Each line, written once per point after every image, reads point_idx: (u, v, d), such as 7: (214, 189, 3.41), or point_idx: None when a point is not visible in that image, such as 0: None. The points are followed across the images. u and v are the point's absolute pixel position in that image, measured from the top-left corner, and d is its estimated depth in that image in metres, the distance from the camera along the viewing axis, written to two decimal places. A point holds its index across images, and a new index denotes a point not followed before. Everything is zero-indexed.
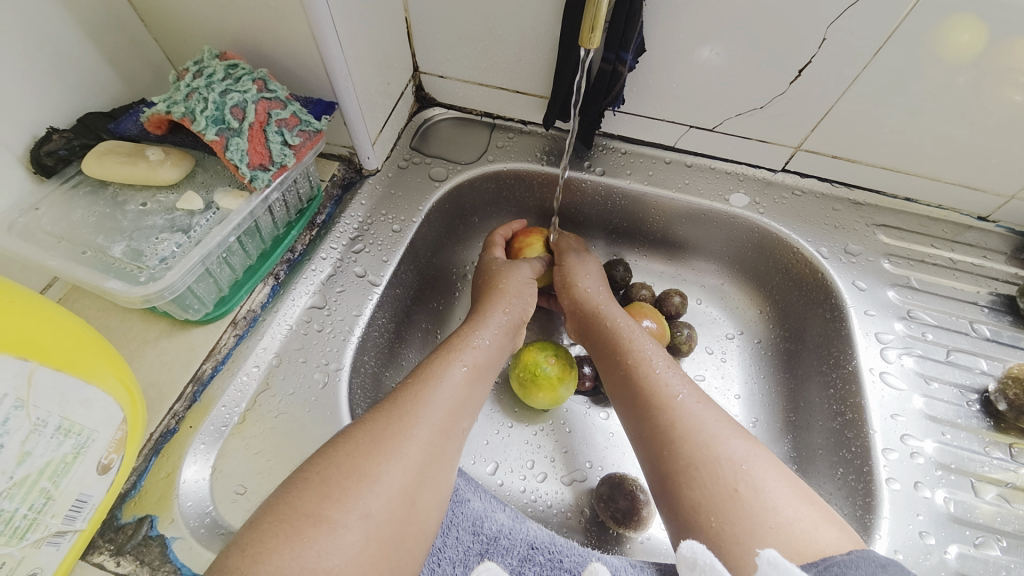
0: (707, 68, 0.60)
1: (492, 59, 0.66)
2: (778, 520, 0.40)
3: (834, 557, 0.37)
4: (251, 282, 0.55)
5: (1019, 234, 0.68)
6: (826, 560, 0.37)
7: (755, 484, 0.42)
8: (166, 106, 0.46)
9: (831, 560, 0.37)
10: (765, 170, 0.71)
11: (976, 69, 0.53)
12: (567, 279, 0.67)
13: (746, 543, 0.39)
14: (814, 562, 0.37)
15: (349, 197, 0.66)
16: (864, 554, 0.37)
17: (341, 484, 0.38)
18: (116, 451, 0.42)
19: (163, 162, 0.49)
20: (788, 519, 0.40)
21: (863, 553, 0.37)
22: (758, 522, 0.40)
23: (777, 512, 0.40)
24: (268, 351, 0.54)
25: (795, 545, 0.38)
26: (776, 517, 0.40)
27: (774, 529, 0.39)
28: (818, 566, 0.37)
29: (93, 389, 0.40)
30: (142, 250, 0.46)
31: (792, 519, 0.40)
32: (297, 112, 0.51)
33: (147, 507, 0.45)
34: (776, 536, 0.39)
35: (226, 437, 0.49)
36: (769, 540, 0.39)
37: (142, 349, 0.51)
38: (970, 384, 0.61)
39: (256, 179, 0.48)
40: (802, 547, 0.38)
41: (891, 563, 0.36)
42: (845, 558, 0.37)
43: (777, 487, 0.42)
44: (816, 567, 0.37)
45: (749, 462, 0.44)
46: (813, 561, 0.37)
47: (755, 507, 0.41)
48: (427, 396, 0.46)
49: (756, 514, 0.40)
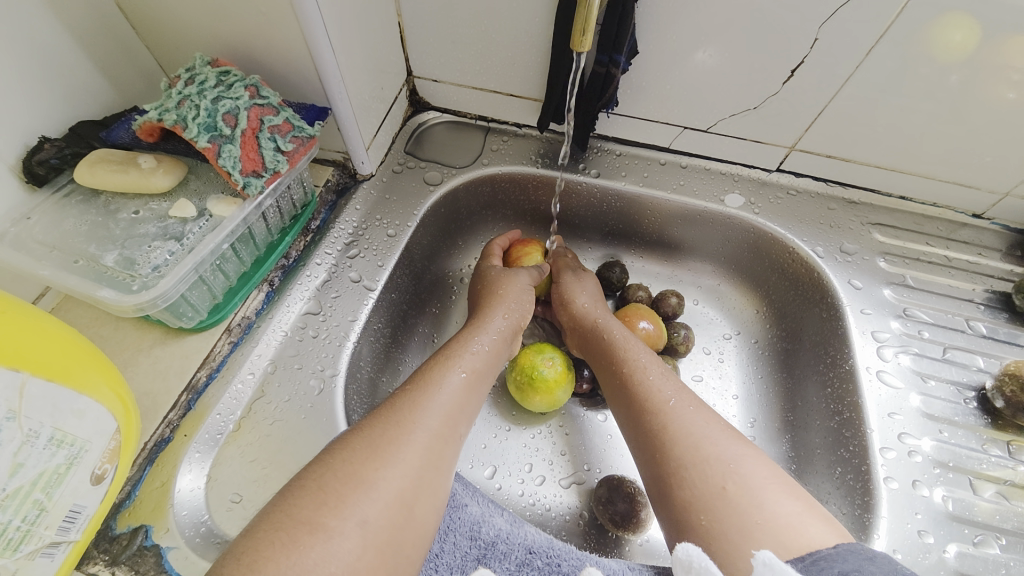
0: (701, 69, 0.60)
1: (485, 63, 0.66)
2: (764, 515, 0.40)
3: (820, 551, 0.37)
4: (246, 289, 0.55)
5: (1014, 231, 0.68)
6: (813, 554, 0.37)
7: (744, 482, 0.42)
8: (158, 113, 0.46)
9: (818, 554, 0.37)
10: (759, 170, 0.71)
11: (968, 67, 0.53)
12: (565, 297, 0.67)
13: (734, 540, 0.39)
14: (801, 556, 0.37)
15: (344, 202, 0.66)
16: (851, 548, 0.37)
17: (338, 491, 0.37)
18: (110, 461, 0.42)
19: (156, 169, 0.49)
20: (776, 514, 0.40)
21: (851, 547, 0.37)
22: (745, 519, 0.40)
23: (765, 507, 0.40)
24: (263, 358, 0.53)
25: (782, 540, 0.38)
26: (762, 514, 0.40)
27: (761, 525, 0.39)
28: (806, 560, 0.36)
29: (85, 399, 0.40)
30: (134, 258, 0.45)
31: (777, 514, 0.40)
32: (290, 118, 0.51)
33: (142, 517, 0.44)
34: (763, 531, 0.39)
35: (222, 445, 0.49)
36: (756, 536, 0.39)
37: (136, 358, 0.51)
38: (967, 382, 0.61)
39: (248, 186, 0.48)
40: (788, 541, 0.38)
41: (879, 556, 0.36)
42: (832, 552, 0.37)
43: (768, 484, 0.42)
44: (802, 561, 0.36)
45: (738, 461, 0.44)
46: (800, 555, 0.37)
47: (742, 504, 0.41)
48: (425, 401, 0.46)
49: (743, 511, 0.40)
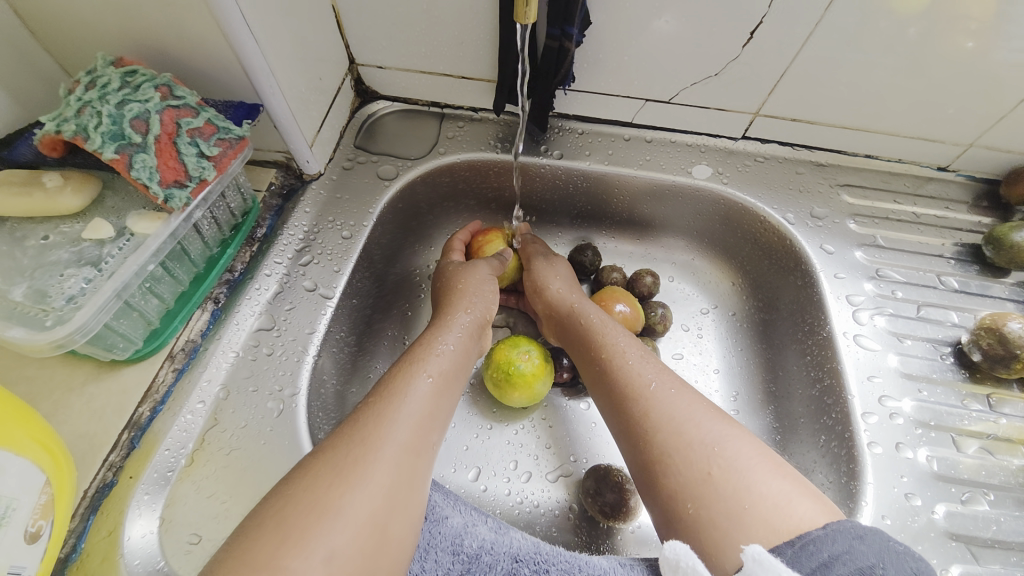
0: (657, 37, 0.57)
1: (431, 44, 0.62)
2: (752, 498, 0.38)
3: (810, 532, 0.35)
4: (185, 311, 0.51)
5: (979, 182, 0.68)
6: (802, 537, 0.35)
7: (729, 463, 0.40)
8: (56, 124, 0.41)
9: (807, 537, 0.35)
10: (725, 139, 0.69)
11: (929, 17, 0.51)
12: (537, 283, 0.64)
13: (723, 527, 0.37)
14: (790, 540, 0.35)
15: (292, 206, 0.61)
16: (840, 526, 0.35)
17: (300, 524, 0.34)
18: (44, 516, 0.37)
19: (63, 188, 0.44)
20: (764, 495, 0.38)
21: (840, 524, 0.35)
22: (731, 503, 0.38)
23: (752, 489, 0.38)
24: (213, 383, 0.49)
25: (770, 523, 0.36)
26: (749, 496, 0.38)
27: (749, 508, 0.37)
28: (794, 544, 0.35)
29: (5, 454, 0.35)
30: (46, 289, 0.41)
31: (763, 494, 0.38)
32: (213, 118, 0.46)
33: (90, 572, 0.41)
34: (751, 515, 0.37)
35: (174, 483, 0.45)
36: (745, 522, 0.37)
37: (68, 398, 0.46)
38: (942, 338, 0.61)
39: (171, 198, 0.44)
40: (776, 523, 0.36)
41: (869, 532, 0.35)
42: (821, 533, 0.35)
43: (752, 464, 0.40)
44: (791, 546, 0.35)
45: (721, 441, 0.42)
46: (789, 539, 0.35)
47: (728, 488, 0.39)
48: (392, 413, 0.43)
49: (730, 496, 0.38)
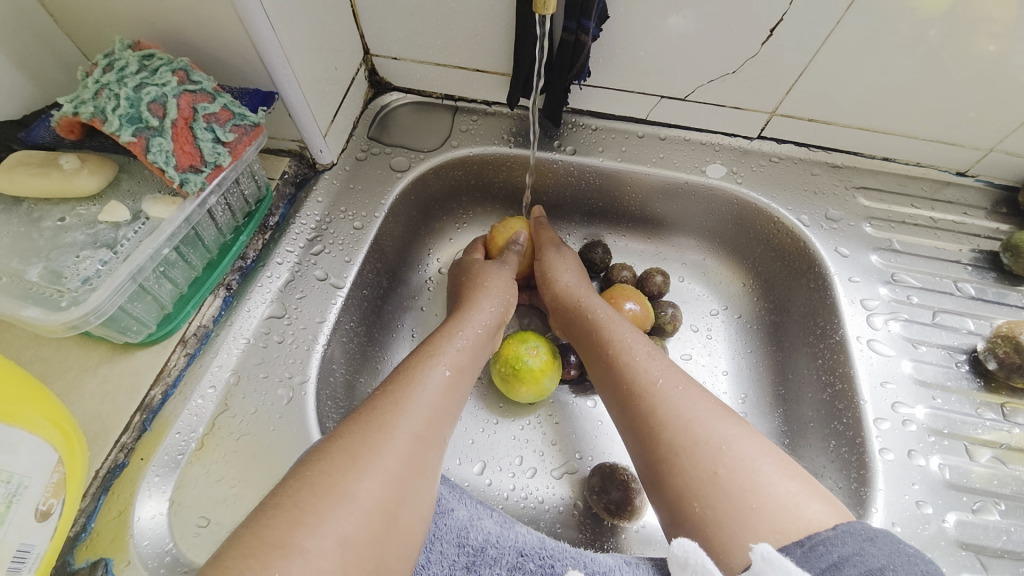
0: (674, 35, 0.57)
1: (447, 36, 0.61)
2: (759, 498, 0.37)
3: (819, 533, 0.35)
4: (198, 296, 0.51)
5: (999, 187, 0.67)
6: (811, 538, 0.35)
7: (735, 463, 0.40)
8: (73, 106, 0.42)
9: (816, 538, 0.34)
10: (740, 138, 0.68)
11: (951, 19, 0.50)
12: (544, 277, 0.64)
13: (729, 528, 0.37)
14: (799, 541, 0.35)
15: (305, 195, 0.62)
16: (849, 528, 0.35)
17: (312, 505, 0.34)
18: (55, 495, 0.38)
19: (80, 170, 0.44)
20: (772, 495, 0.37)
21: (850, 525, 0.35)
22: (738, 504, 0.38)
23: (760, 490, 0.38)
24: (224, 369, 0.50)
25: (776, 524, 0.36)
26: (757, 496, 0.38)
27: (756, 510, 0.37)
28: (804, 545, 0.34)
29: (17, 432, 0.36)
30: (61, 271, 0.41)
31: (771, 495, 0.37)
32: (229, 105, 0.46)
33: (101, 550, 0.41)
34: (758, 515, 0.37)
35: (183, 466, 0.45)
36: (752, 523, 0.37)
37: (82, 379, 0.47)
38: (957, 345, 0.60)
39: (186, 183, 0.44)
40: (784, 524, 0.36)
41: (880, 535, 0.34)
42: (831, 534, 0.34)
43: (759, 463, 0.39)
44: (802, 546, 0.34)
45: (729, 439, 0.41)
46: (799, 539, 0.35)
47: (735, 488, 0.38)
48: (407, 402, 0.43)
49: (735, 497, 0.38)
